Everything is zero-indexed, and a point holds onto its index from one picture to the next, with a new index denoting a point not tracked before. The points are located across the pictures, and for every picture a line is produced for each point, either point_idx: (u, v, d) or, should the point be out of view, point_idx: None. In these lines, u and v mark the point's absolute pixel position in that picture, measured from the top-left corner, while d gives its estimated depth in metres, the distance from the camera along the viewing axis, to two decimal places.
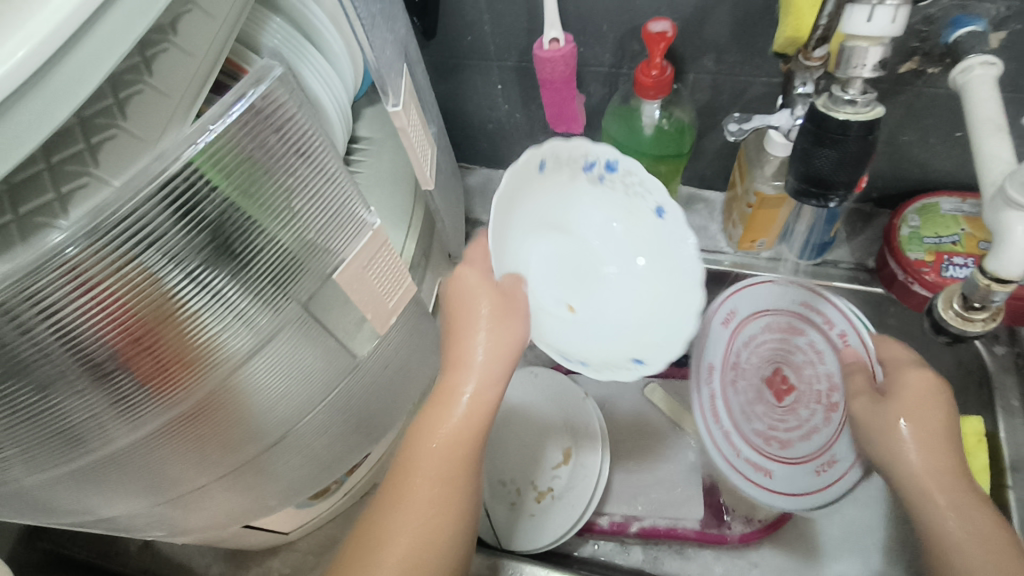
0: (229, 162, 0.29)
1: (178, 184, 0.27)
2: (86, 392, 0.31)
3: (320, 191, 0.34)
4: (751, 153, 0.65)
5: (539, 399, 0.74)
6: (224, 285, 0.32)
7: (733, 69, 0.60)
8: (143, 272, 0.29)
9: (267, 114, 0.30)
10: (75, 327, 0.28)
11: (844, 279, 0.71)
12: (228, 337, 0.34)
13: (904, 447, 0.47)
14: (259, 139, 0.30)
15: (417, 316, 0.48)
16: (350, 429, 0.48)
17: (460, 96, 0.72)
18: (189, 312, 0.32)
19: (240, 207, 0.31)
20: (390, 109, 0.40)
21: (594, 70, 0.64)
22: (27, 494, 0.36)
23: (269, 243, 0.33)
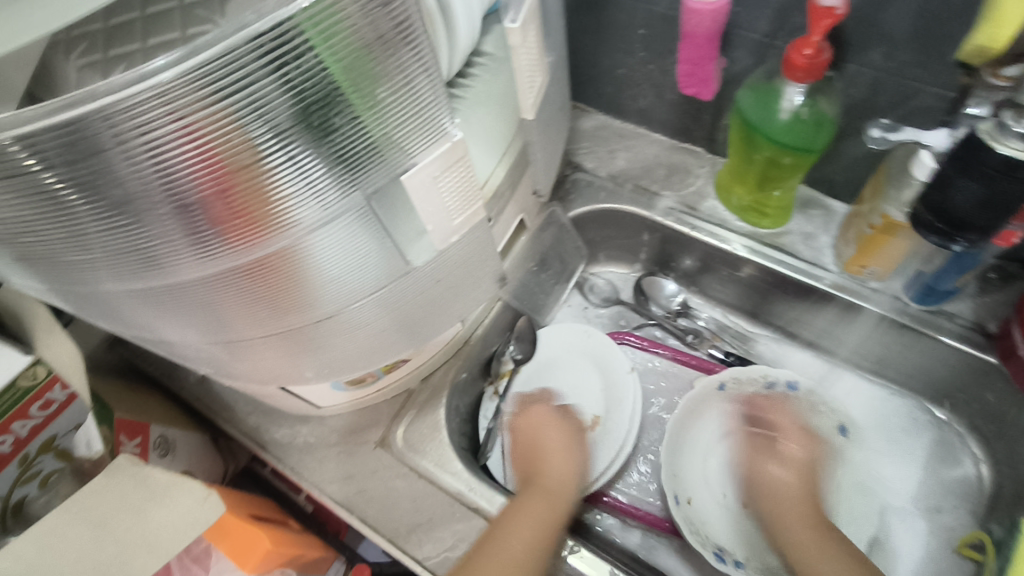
0: (333, 28, 0.28)
1: (278, 38, 0.27)
2: (161, 223, 0.32)
3: (413, 85, 0.33)
4: (893, 170, 0.58)
5: (588, 364, 0.75)
6: (304, 155, 0.32)
7: (902, 69, 0.52)
8: (231, 120, 0.29)
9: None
10: (165, 158, 0.29)
11: (953, 336, 0.63)
12: (301, 209, 0.34)
13: (778, 480, 0.62)
14: (366, 10, 0.29)
15: (481, 244, 0.47)
16: (393, 330, 0.49)
17: (596, 32, 0.69)
18: (267, 172, 0.32)
19: (338, 82, 0.30)
20: (506, 25, 0.38)
21: (744, 35, 0.58)
22: (100, 298, 0.41)
23: (357, 126, 0.32)
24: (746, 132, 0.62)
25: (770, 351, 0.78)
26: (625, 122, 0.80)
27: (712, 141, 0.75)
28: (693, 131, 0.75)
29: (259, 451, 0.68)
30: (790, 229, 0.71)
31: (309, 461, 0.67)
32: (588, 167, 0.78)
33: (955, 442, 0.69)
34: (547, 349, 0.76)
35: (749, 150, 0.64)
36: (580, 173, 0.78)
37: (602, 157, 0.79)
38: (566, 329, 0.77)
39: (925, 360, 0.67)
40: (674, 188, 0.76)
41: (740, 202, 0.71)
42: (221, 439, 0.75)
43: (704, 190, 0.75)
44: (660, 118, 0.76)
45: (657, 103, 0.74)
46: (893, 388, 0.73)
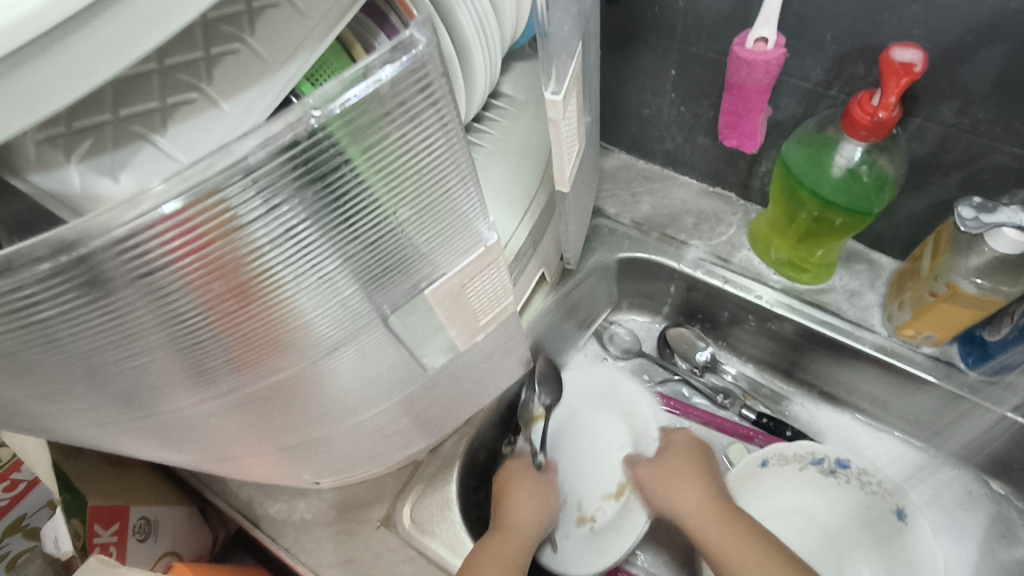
0: (369, 136, 0.22)
1: (303, 152, 0.21)
2: (150, 354, 0.27)
3: (456, 189, 0.27)
4: (959, 235, 0.52)
5: (610, 420, 0.69)
6: (327, 275, 0.26)
7: (978, 127, 0.47)
8: (241, 245, 0.23)
9: (420, 91, 0.22)
10: (160, 285, 0.23)
11: (1017, 410, 0.57)
12: (320, 326, 0.28)
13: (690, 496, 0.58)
14: (411, 114, 0.23)
15: (507, 338, 0.41)
16: (405, 430, 0.43)
17: (623, 70, 0.63)
18: (281, 297, 0.26)
19: (377, 192, 0.24)
20: (547, 97, 0.32)
21: (794, 84, 0.52)
22: (62, 422, 0.35)
23: (394, 235, 0.27)
24: (791, 186, 0.56)
25: (805, 412, 0.72)
26: (650, 163, 0.74)
27: (746, 187, 0.69)
28: (725, 175, 0.69)
29: (252, 528, 0.62)
30: (832, 285, 0.65)
31: (307, 541, 0.61)
32: (610, 213, 0.73)
33: (1014, 519, 0.63)
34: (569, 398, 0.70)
35: (795, 205, 0.59)
36: (601, 218, 0.72)
37: (624, 201, 0.73)
38: (595, 375, 0.71)
39: (981, 433, 0.62)
40: (704, 237, 0.70)
41: (778, 256, 0.66)
42: (208, 508, 0.68)
43: (736, 240, 0.69)
44: (689, 162, 0.70)
45: (686, 145, 0.68)
46: (942, 457, 0.67)
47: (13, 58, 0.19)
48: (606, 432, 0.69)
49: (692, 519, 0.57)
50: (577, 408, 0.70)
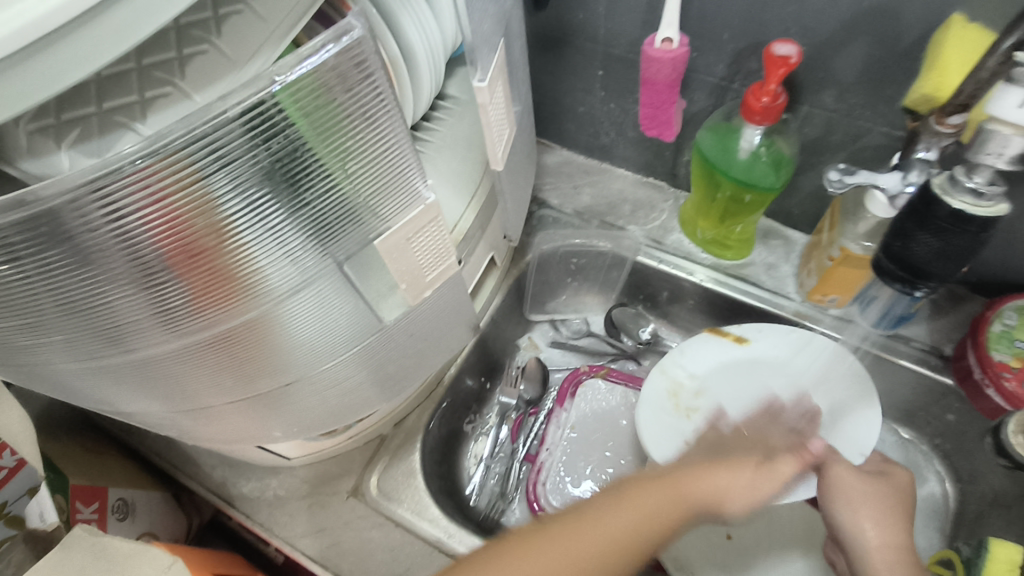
0: (309, 105, 0.29)
1: (256, 117, 0.28)
2: (132, 297, 0.33)
3: (387, 154, 0.34)
4: (848, 206, 0.60)
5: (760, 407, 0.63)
6: (280, 222, 0.33)
7: (853, 111, 0.55)
8: (205, 195, 0.29)
9: (358, 63, 0.29)
10: (132, 231, 0.29)
11: (912, 359, 0.65)
12: (274, 271, 0.35)
13: (864, 528, 0.49)
14: (342, 89, 0.30)
15: (451, 298, 0.47)
16: (366, 385, 0.50)
17: (557, 72, 0.70)
18: (238, 244, 0.33)
19: (315, 152, 0.31)
20: (475, 84, 0.39)
21: (701, 79, 0.60)
22: (64, 377, 0.42)
23: (334, 190, 0.33)
24: (706, 170, 0.64)
25: None
26: (589, 158, 0.82)
27: (674, 176, 0.76)
28: (655, 166, 0.77)
29: (226, 507, 0.66)
30: (752, 260, 0.73)
31: (279, 515, 0.65)
32: (554, 204, 0.79)
33: (920, 461, 0.71)
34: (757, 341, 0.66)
35: (712, 188, 0.66)
36: (546, 209, 0.79)
37: (566, 193, 0.80)
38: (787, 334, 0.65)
39: (885, 385, 0.70)
40: (639, 222, 0.77)
41: (704, 236, 0.73)
42: (182, 494, 0.72)
43: (668, 224, 0.76)
44: (623, 155, 0.78)
45: (619, 140, 0.75)
46: None
47: (27, 49, 0.23)
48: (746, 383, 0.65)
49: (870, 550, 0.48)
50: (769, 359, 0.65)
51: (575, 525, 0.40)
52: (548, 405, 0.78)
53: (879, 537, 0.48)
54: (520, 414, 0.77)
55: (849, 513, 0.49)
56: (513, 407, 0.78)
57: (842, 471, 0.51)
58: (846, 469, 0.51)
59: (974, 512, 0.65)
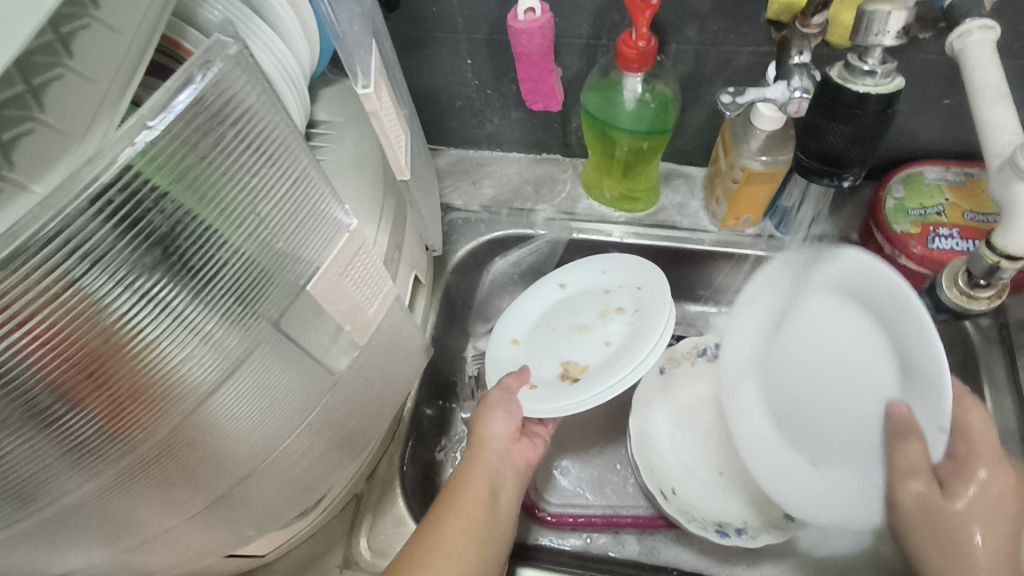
0: (178, 165, 0.27)
1: (122, 192, 0.25)
2: (30, 445, 0.28)
3: (288, 191, 0.33)
4: (737, 128, 0.62)
5: (608, 329, 0.66)
6: (185, 305, 0.30)
7: (717, 38, 0.57)
8: (86, 298, 0.26)
9: (217, 107, 0.28)
10: (9, 369, 0.25)
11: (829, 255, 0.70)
12: (194, 364, 0.31)
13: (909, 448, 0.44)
14: (216, 136, 0.28)
15: (397, 324, 0.45)
16: (331, 450, 0.46)
17: (426, 72, 0.67)
18: (147, 342, 0.29)
19: (199, 214, 0.29)
20: (360, 92, 0.35)
21: (570, 42, 0.60)
22: None
23: (236, 251, 0.31)
24: (598, 131, 0.64)
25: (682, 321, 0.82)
26: (479, 150, 0.80)
27: (567, 145, 0.76)
28: (546, 140, 0.76)
29: None
30: (663, 205, 0.74)
31: None
32: (459, 205, 0.77)
33: None
34: (575, 270, 0.72)
35: (608, 146, 0.66)
36: (453, 212, 0.77)
37: (468, 191, 0.78)
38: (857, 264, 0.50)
39: None
40: (547, 199, 0.76)
41: (612, 194, 0.74)
42: None
43: (575, 193, 0.76)
44: (512, 139, 0.77)
45: (504, 124, 0.74)
46: None
47: None
48: (576, 317, 0.69)
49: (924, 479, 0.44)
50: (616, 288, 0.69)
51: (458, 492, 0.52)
52: None
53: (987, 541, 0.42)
54: None
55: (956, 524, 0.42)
56: None
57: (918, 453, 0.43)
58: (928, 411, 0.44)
59: None
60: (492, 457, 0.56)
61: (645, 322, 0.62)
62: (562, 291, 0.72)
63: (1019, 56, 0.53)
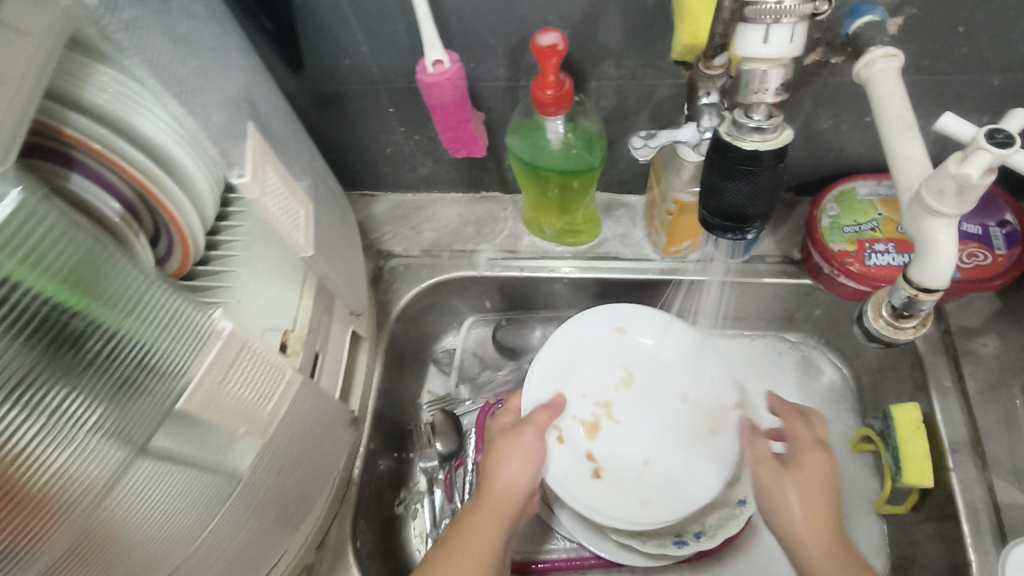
0: (17, 264, 0.26)
1: None
2: None
3: (147, 295, 0.32)
4: (665, 159, 0.61)
5: (655, 437, 0.62)
6: (65, 403, 0.29)
7: (635, 73, 0.56)
8: None
9: (36, 217, 0.27)
10: None
11: (772, 275, 0.69)
12: (65, 479, 0.29)
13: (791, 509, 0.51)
14: (48, 228, 0.28)
15: (314, 399, 0.45)
16: (260, 537, 0.45)
17: (349, 122, 0.66)
18: (19, 453, 0.27)
19: (56, 311, 0.28)
20: (234, 181, 0.34)
21: (490, 85, 0.59)
22: None
23: (109, 351, 0.30)
24: (530, 172, 0.63)
25: None
26: (417, 193, 0.79)
27: (505, 182, 0.76)
28: (483, 178, 0.75)
29: None
30: (605, 236, 0.73)
31: None
32: (400, 251, 0.75)
33: (809, 357, 0.76)
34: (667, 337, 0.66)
35: (541, 185, 0.65)
36: (394, 259, 0.75)
37: (408, 236, 0.76)
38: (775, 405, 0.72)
39: (758, 304, 0.74)
40: (489, 239, 0.75)
41: (553, 231, 0.73)
42: None
43: (516, 231, 0.75)
44: (447, 179, 0.76)
45: (438, 167, 0.73)
46: (747, 335, 0.78)
47: None
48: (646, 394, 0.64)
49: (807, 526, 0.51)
50: (694, 400, 0.63)
51: (462, 529, 0.53)
52: (471, 457, 0.73)
53: (805, 509, 0.51)
54: (446, 472, 0.73)
55: (777, 494, 0.53)
56: (438, 468, 0.73)
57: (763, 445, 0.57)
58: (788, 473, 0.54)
59: (869, 384, 0.71)
60: (504, 496, 0.55)
61: (686, 477, 0.59)
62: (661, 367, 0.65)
63: (931, 72, 0.53)
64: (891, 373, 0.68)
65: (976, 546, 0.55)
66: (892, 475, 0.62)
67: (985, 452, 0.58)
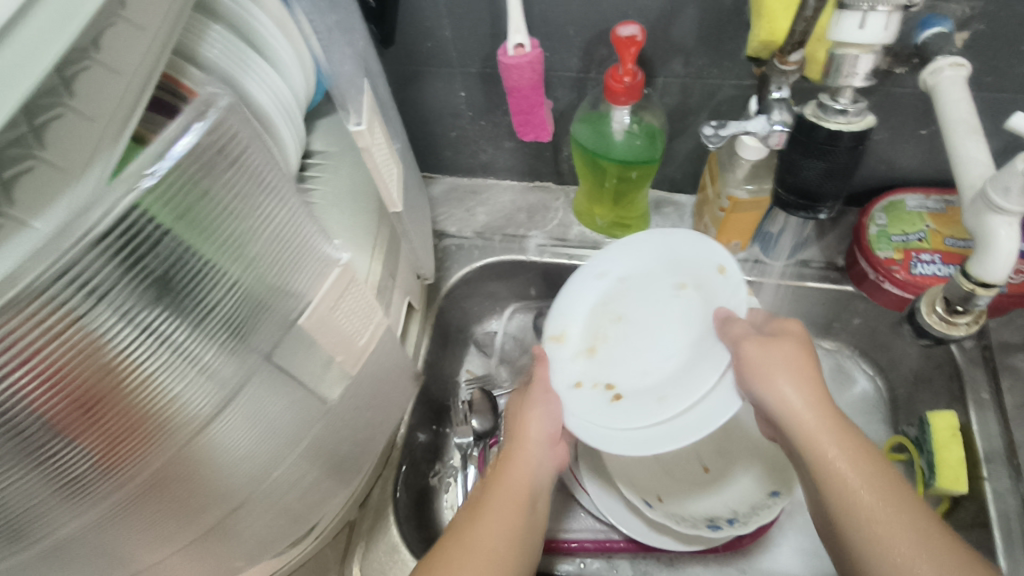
0: (177, 201, 0.28)
1: (128, 230, 0.27)
2: (23, 482, 0.30)
3: (276, 228, 0.35)
4: (723, 157, 0.64)
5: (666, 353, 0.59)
6: (184, 336, 0.32)
7: (702, 72, 0.59)
8: (85, 338, 0.27)
9: (215, 150, 0.29)
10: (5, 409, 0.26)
11: (817, 279, 0.71)
12: (179, 398, 0.33)
13: (786, 393, 0.47)
14: (211, 170, 0.30)
15: (385, 351, 0.47)
16: (323, 478, 0.47)
17: (421, 103, 0.69)
18: (141, 373, 0.30)
19: (196, 249, 0.30)
20: (352, 128, 0.40)
21: (560, 75, 0.62)
22: None
23: (233, 286, 0.33)
24: (589, 160, 0.66)
25: None
26: (473, 178, 0.82)
27: (559, 173, 0.78)
28: (538, 168, 0.78)
29: None
30: (653, 231, 0.76)
31: None
32: (454, 231, 0.78)
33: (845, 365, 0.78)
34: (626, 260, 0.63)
35: (598, 175, 0.69)
36: (448, 239, 0.78)
37: (462, 218, 0.79)
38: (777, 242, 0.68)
39: (798, 309, 0.75)
40: (540, 226, 0.78)
41: (604, 222, 0.75)
42: None
43: (567, 221, 0.78)
44: (504, 166, 0.79)
45: (497, 153, 0.76)
46: None
47: None
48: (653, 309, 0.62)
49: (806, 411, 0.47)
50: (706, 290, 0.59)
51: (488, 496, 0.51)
52: None
53: (799, 393, 0.47)
54: (480, 449, 0.74)
55: (764, 380, 0.48)
56: (471, 445, 0.74)
57: (740, 329, 0.52)
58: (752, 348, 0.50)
59: (904, 395, 0.72)
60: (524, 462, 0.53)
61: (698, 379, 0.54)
62: (678, 294, 0.61)
63: (991, 89, 0.55)
64: (927, 384, 0.69)
65: (1006, 554, 0.56)
66: (924, 481, 0.63)
67: (1020, 465, 0.59)
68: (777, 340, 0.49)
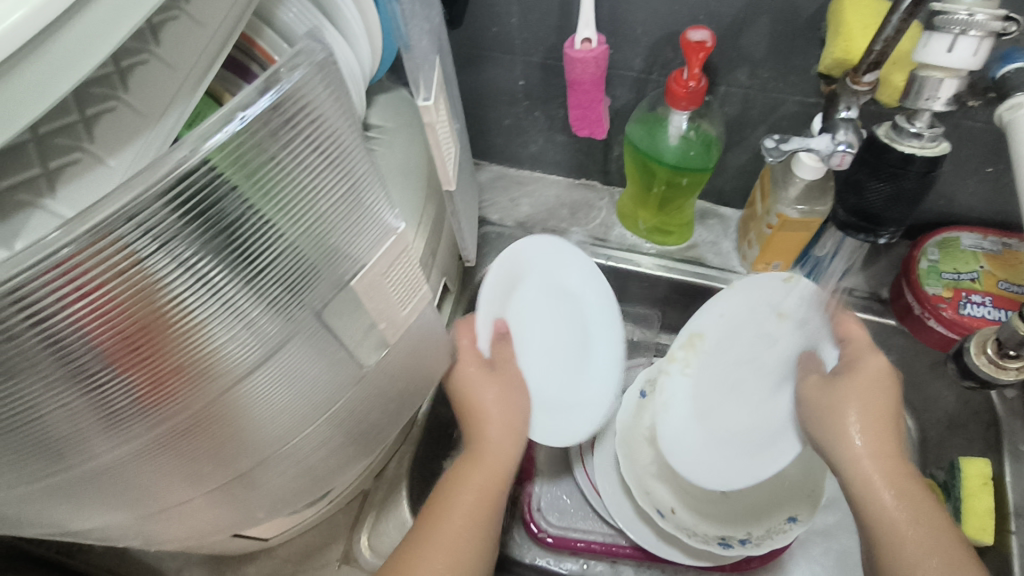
0: (246, 160, 0.28)
1: (195, 181, 0.27)
2: (69, 403, 0.31)
3: (343, 197, 0.34)
4: (777, 174, 0.63)
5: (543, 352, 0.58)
6: (234, 290, 0.32)
7: (766, 84, 0.58)
8: (144, 275, 0.28)
9: (292, 112, 0.29)
10: (61, 331, 0.27)
11: (859, 308, 0.70)
12: (225, 345, 0.34)
13: (852, 438, 0.49)
14: (284, 135, 0.29)
15: (427, 324, 0.48)
16: (347, 442, 0.48)
17: (478, 88, 0.69)
18: (189, 317, 0.31)
19: (260, 211, 0.31)
20: (420, 102, 0.42)
21: (621, 74, 0.62)
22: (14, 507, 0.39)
23: (290, 246, 0.33)
24: (640, 162, 0.66)
25: None
26: (520, 169, 0.82)
27: (607, 173, 0.78)
28: (587, 165, 0.78)
29: None
30: (696, 241, 0.75)
31: None
32: (495, 219, 0.79)
33: None
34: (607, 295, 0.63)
35: (647, 178, 0.68)
36: (488, 227, 0.79)
37: (505, 206, 0.79)
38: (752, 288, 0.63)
39: None
40: (581, 223, 0.78)
41: (646, 227, 0.75)
42: None
43: (609, 220, 0.77)
44: (552, 160, 0.78)
45: (547, 146, 0.76)
46: None
47: None
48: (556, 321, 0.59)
49: (873, 460, 0.48)
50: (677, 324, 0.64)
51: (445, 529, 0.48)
52: None
53: (866, 439, 0.49)
54: None
55: (833, 418, 0.51)
56: None
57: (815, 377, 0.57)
58: (816, 391, 0.54)
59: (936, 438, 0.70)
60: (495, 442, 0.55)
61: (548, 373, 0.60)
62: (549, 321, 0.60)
63: None
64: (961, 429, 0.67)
65: None
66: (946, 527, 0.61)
67: None
68: (860, 380, 0.52)
